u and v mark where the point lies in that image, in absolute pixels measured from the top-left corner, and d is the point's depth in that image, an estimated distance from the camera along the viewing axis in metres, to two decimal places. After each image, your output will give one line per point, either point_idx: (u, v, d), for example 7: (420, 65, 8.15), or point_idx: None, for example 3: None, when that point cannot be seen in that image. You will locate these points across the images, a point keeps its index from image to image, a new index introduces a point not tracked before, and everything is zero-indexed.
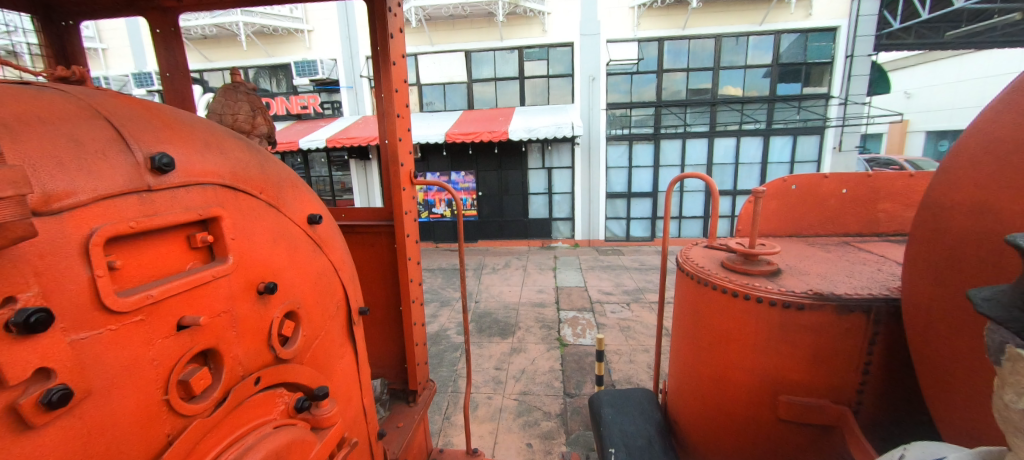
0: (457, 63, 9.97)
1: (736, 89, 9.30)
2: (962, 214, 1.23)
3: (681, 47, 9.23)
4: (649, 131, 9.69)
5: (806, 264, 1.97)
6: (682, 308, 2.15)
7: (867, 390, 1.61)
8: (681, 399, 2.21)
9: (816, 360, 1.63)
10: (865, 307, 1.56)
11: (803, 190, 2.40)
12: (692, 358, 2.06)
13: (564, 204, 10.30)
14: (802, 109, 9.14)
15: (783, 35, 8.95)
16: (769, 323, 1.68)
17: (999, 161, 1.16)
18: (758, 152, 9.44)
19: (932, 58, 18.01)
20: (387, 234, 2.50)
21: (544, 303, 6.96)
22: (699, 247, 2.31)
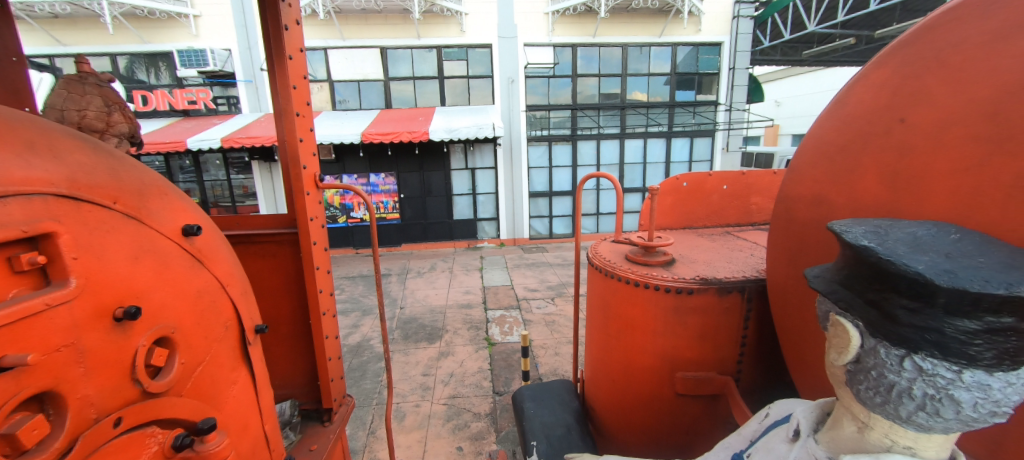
0: (372, 60, 9.53)
1: (642, 95, 10.11)
2: (805, 205, 1.48)
3: (592, 54, 9.80)
4: (567, 133, 10.14)
5: (695, 253, 2.21)
6: (593, 300, 2.27)
7: (744, 360, 1.85)
8: (596, 386, 2.35)
9: (704, 338, 1.84)
10: (740, 288, 1.79)
11: (693, 187, 2.69)
12: (603, 346, 2.20)
13: (488, 204, 10.37)
14: (696, 114, 10.25)
15: (679, 47, 9.88)
16: (666, 308, 1.85)
17: (828, 159, 1.41)
18: (661, 152, 10.38)
19: (793, 72, 21.26)
20: (291, 243, 2.30)
21: (471, 304, 6.94)
22: (607, 242, 2.46)
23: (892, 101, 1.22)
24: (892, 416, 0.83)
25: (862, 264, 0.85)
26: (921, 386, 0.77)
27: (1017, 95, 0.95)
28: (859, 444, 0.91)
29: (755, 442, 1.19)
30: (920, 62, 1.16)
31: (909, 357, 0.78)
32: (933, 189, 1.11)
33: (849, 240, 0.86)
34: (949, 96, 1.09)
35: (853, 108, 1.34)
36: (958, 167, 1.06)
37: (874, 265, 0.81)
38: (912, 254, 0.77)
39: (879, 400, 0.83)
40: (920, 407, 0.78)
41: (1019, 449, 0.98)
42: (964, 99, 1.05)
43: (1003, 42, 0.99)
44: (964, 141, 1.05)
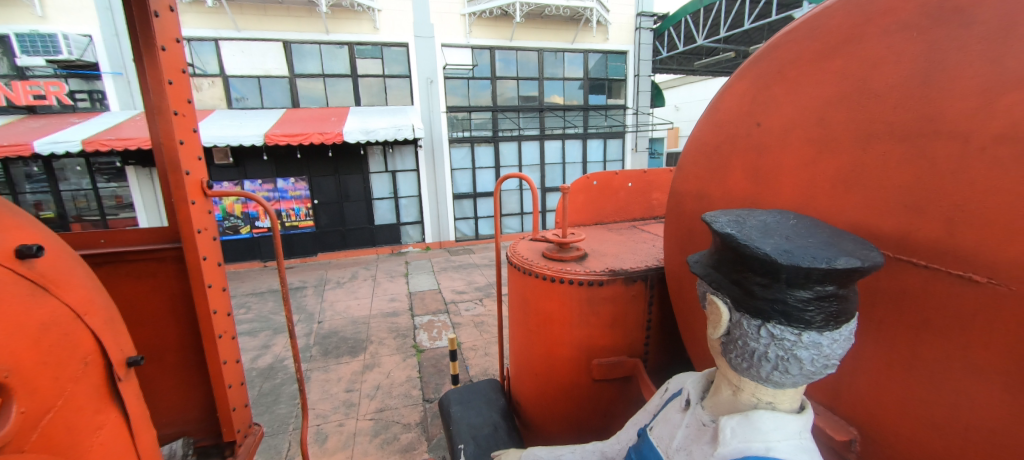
0: (273, 54, 8.72)
1: (558, 98, 10.56)
2: (691, 200, 1.67)
3: (510, 57, 9.99)
4: (488, 134, 10.22)
5: (605, 246, 2.37)
6: (514, 298, 2.32)
7: (651, 342, 2.03)
8: (520, 381, 2.41)
9: (615, 325, 1.99)
10: (643, 277, 1.96)
11: (602, 186, 2.90)
12: (525, 341, 2.26)
13: (411, 207, 10.07)
14: (608, 117, 10.97)
15: (589, 54, 10.47)
16: (580, 300, 1.96)
17: (706, 159, 1.60)
18: (578, 152, 10.93)
19: (688, 80, 23.69)
20: (175, 260, 2.02)
21: (397, 312, 6.67)
22: (525, 241, 2.53)
23: (750, 108, 1.43)
24: (756, 378, 0.97)
25: (726, 248, 0.98)
26: (773, 349, 0.91)
27: (838, 104, 1.16)
28: (734, 405, 1.05)
29: (655, 416, 1.33)
30: (769, 75, 1.36)
31: (764, 326, 0.92)
32: (782, 183, 1.32)
33: (717, 228, 0.98)
34: (791, 104, 1.30)
35: (723, 113, 1.54)
36: (801, 164, 1.26)
37: (735, 249, 0.94)
38: (762, 238, 0.91)
39: (745, 365, 0.97)
40: (773, 366, 0.92)
41: (850, 396, 1.20)
42: (801, 107, 1.26)
43: (826, 60, 1.20)
44: (804, 142, 1.25)
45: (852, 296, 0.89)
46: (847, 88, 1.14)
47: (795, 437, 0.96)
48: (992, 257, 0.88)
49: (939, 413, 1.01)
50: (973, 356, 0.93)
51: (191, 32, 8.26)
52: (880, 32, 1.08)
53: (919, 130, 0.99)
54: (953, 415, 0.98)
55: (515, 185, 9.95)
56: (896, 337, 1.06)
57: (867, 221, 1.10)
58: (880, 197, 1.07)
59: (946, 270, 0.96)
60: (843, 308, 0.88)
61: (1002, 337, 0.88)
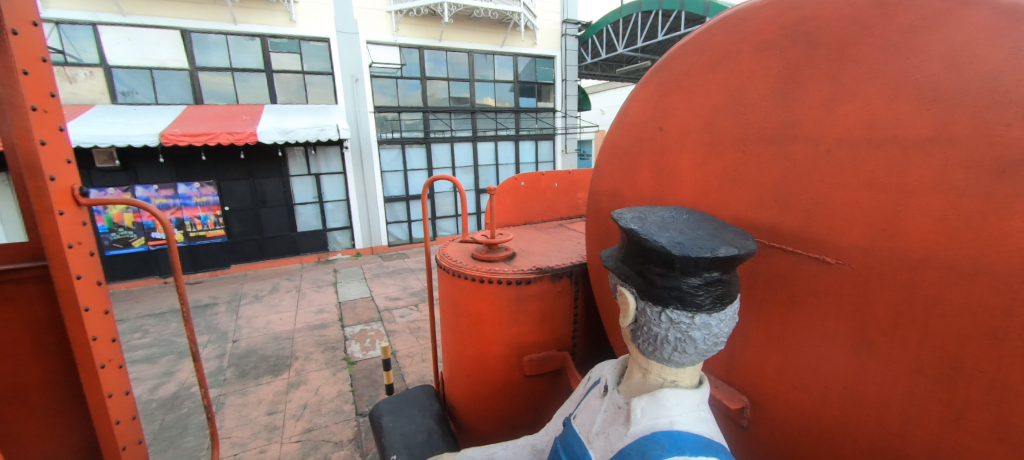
0: (169, 44, 7.77)
1: (490, 100, 10.62)
2: (607, 199, 1.79)
3: (439, 57, 9.86)
4: (420, 135, 9.98)
5: (532, 245, 2.44)
6: (445, 300, 2.31)
7: (578, 335, 2.14)
8: (454, 384, 2.39)
9: (542, 321, 2.05)
10: (567, 273, 2.04)
11: (529, 187, 2.98)
12: (457, 343, 2.25)
13: (338, 212, 9.54)
14: (538, 119, 11.27)
15: (519, 58, 10.67)
16: (508, 299, 2.00)
17: (618, 160, 1.73)
18: (511, 153, 11.06)
19: (613, 87, 25.09)
20: (39, 281, 1.71)
21: (325, 324, 6.27)
22: (454, 243, 2.52)
23: (653, 114, 1.57)
24: (660, 360, 1.06)
25: (631, 244, 1.07)
26: (672, 332, 1.01)
27: (723, 111, 1.31)
28: (644, 387, 1.15)
29: (578, 404, 1.41)
30: (668, 84, 1.50)
31: (664, 312, 1.01)
32: (680, 181, 1.46)
33: (623, 224, 1.06)
34: (685, 110, 1.44)
35: (632, 118, 1.67)
36: (696, 164, 1.41)
37: (637, 243, 1.02)
38: (660, 232, 1.01)
39: (650, 349, 1.06)
40: (673, 348, 1.02)
41: (739, 369, 1.36)
42: (693, 114, 1.41)
43: (713, 71, 1.35)
44: (697, 144, 1.40)
45: (734, 280, 1.01)
46: (728, 98, 1.30)
47: (695, 410, 1.07)
48: (838, 241, 1.06)
49: (803, 377, 1.18)
50: (829, 324, 1.10)
51: (60, 13, 7.07)
52: (753, 48, 1.24)
53: (783, 134, 1.16)
54: (816, 376, 1.15)
55: (447, 187, 9.82)
56: (771, 314, 1.23)
57: (747, 214, 1.26)
58: (756, 193, 1.24)
59: (806, 253, 1.12)
60: (728, 291, 0.99)
61: (848, 306, 1.05)
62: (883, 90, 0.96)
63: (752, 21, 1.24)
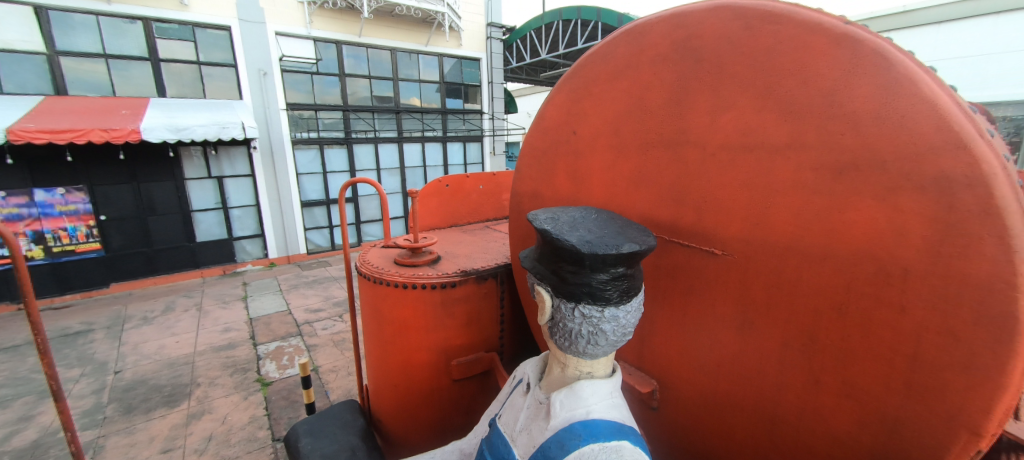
0: (19, 23, 6.56)
1: (415, 100, 10.31)
2: (528, 200, 1.85)
3: (359, 54, 9.38)
4: (340, 135, 9.39)
5: (458, 248, 2.43)
6: (367, 309, 2.20)
7: (506, 335, 2.17)
8: (379, 395, 2.29)
9: (468, 323, 2.06)
10: (493, 274, 2.06)
11: (453, 188, 2.96)
12: (381, 353, 2.16)
13: (247, 219, 8.64)
14: (466, 121, 11.20)
15: (444, 58, 10.52)
16: (434, 304, 1.97)
17: (537, 161, 1.79)
18: (438, 155, 10.86)
19: (538, 91, 25.81)
20: None
21: (233, 344, 5.63)
22: (376, 249, 2.42)
23: (566, 119, 1.65)
24: (576, 353, 1.12)
25: (545, 244, 1.10)
26: (585, 326, 1.07)
27: (627, 118, 1.42)
28: (563, 380, 1.20)
29: (503, 403, 1.43)
30: (579, 90, 1.58)
31: (577, 307, 1.06)
32: (592, 183, 1.55)
33: (537, 225, 1.10)
34: (595, 116, 1.53)
35: (548, 121, 1.73)
36: (605, 166, 1.50)
37: (550, 243, 1.07)
38: (570, 232, 1.06)
39: (567, 343, 1.12)
40: (586, 341, 1.08)
41: (649, 355, 1.48)
42: (601, 119, 1.51)
43: (618, 80, 1.45)
44: (606, 148, 1.49)
45: (638, 274, 1.08)
46: (630, 105, 1.41)
47: (609, 397, 1.13)
48: (722, 234, 1.20)
49: (700, 358, 1.31)
50: (719, 309, 1.24)
51: None
52: (650, 61, 1.35)
53: (677, 139, 1.28)
54: (709, 356, 1.29)
55: (371, 190, 9.35)
56: (672, 301, 1.36)
57: (650, 212, 1.38)
58: (655, 193, 1.35)
59: (698, 246, 1.26)
60: (632, 284, 1.06)
61: (731, 291, 1.20)
62: (752, 102, 1.10)
63: (647, 36, 1.35)
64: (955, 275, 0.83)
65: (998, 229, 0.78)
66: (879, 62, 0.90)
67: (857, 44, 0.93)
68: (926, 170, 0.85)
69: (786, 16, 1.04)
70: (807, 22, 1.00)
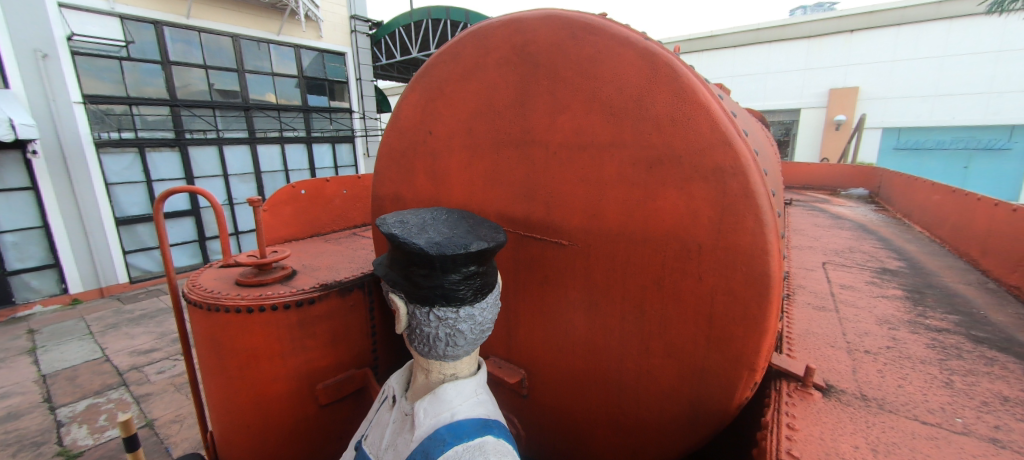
0: None
1: (269, 95, 9.07)
2: (390, 204, 1.78)
3: (189, 39, 7.84)
4: (169, 135, 7.74)
5: (319, 259, 2.22)
6: (202, 343, 1.85)
7: (379, 347, 2.05)
8: (227, 442, 1.95)
9: (335, 341, 1.89)
10: (358, 284, 1.93)
11: (311, 194, 2.72)
12: (224, 393, 1.83)
13: (31, 246, 6.64)
14: (333, 120, 10.28)
15: (302, 50, 9.47)
16: (288, 325, 1.75)
17: (396, 163, 1.72)
18: (302, 158, 9.76)
19: None
20: None
21: (15, 413, 4.22)
22: (211, 270, 2.05)
23: (420, 119, 1.61)
24: (437, 357, 1.11)
25: (397, 250, 1.06)
26: (442, 329, 1.05)
27: (478, 118, 1.44)
28: (427, 386, 1.18)
29: (370, 420, 1.35)
30: (431, 90, 1.55)
31: (432, 311, 1.04)
32: (453, 183, 1.55)
33: (385, 230, 1.05)
34: (449, 115, 1.52)
35: (403, 121, 1.67)
36: (462, 166, 1.51)
37: (400, 247, 1.03)
38: (421, 234, 1.03)
39: (426, 349, 1.10)
40: (446, 343, 1.07)
41: (516, 346, 1.54)
42: (456, 118, 1.50)
43: (467, 81, 1.45)
44: (461, 148, 1.51)
45: (492, 271, 1.10)
46: (482, 105, 1.43)
47: (473, 395, 1.14)
48: (567, 226, 1.30)
49: (561, 342, 1.41)
50: (570, 294, 1.34)
51: None
52: (495, 63, 1.38)
53: (523, 139, 1.35)
54: (567, 338, 1.39)
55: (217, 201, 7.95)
56: (531, 292, 1.43)
57: (505, 209, 1.43)
58: (508, 190, 1.41)
59: (548, 239, 1.34)
60: (486, 281, 1.08)
61: (579, 276, 1.31)
62: (580, 104, 1.22)
63: (490, 39, 1.38)
64: (733, 246, 1.03)
65: (754, 208, 0.99)
66: (671, 73, 1.06)
67: (654, 57, 1.08)
68: (707, 163, 1.04)
69: (602, 29, 1.15)
70: (618, 35, 1.12)
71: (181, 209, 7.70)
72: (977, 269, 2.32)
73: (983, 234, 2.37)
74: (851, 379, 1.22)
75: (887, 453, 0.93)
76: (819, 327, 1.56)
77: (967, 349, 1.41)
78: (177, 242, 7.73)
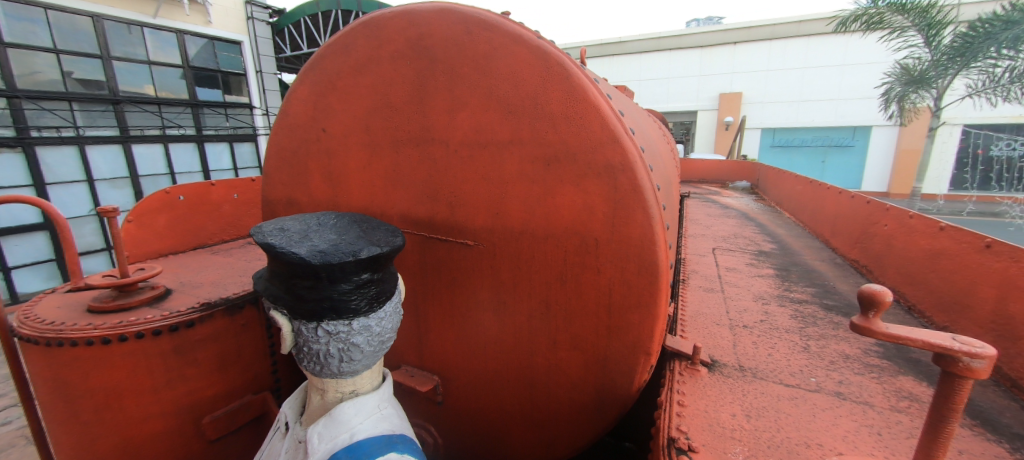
0: None
1: (147, 88, 7.87)
2: (283, 208, 1.62)
3: (33, 17, 6.68)
4: (9, 133, 6.41)
5: (202, 275, 1.96)
6: (40, 386, 1.51)
7: (280, 368, 1.87)
8: None
9: (223, 366, 1.67)
10: (251, 301, 1.73)
11: (193, 200, 2.41)
12: (77, 443, 1.52)
13: None
14: (230, 117, 9.13)
15: (185, 37, 8.35)
16: (161, 354, 1.51)
17: (287, 164, 1.57)
18: (193, 160, 8.54)
19: None
20: None
21: None
22: (54, 297, 1.70)
23: (311, 115, 1.47)
24: (332, 375, 1.01)
25: (276, 262, 0.94)
26: (333, 345, 0.97)
27: (374, 114, 1.35)
28: (324, 408, 1.08)
29: (262, 452, 1.20)
30: (322, 83, 1.42)
31: (320, 327, 0.95)
32: (352, 185, 1.45)
33: (260, 239, 0.93)
34: (343, 112, 1.41)
35: (292, 118, 1.51)
36: (360, 166, 1.42)
37: (278, 258, 0.92)
38: (303, 242, 0.94)
39: (318, 367, 1.00)
40: (339, 360, 0.99)
41: (427, 351, 1.48)
42: (350, 114, 1.40)
43: (360, 75, 1.35)
44: (358, 147, 1.41)
45: (390, 278, 1.04)
46: (378, 102, 1.34)
47: (376, 411, 1.06)
48: (471, 225, 1.27)
49: (474, 344, 1.38)
50: (480, 294, 1.32)
51: None
52: (389, 56, 1.30)
53: (423, 138, 1.29)
54: (480, 339, 1.36)
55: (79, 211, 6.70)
56: (440, 294, 1.39)
57: (408, 210, 1.37)
58: (410, 191, 1.35)
59: (454, 240, 1.31)
60: (383, 289, 1.01)
61: (487, 276, 1.29)
62: (479, 101, 1.19)
63: (382, 31, 1.29)
64: (626, 239, 1.08)
65: (641, 202, 1.05)
66: (563, 73, 1.07)
67: (546, 55, 1.09)
68: (599, 160, 1.07)
69: (496, 26, 1.13)
70: (511, 33, 1.11)
71: (30, 222, 6.37)
72: (829, 246, 2.74)
73: (833, 217, 2.82)
74: (731, 352, 1.36)
75: (758, 416, 1.05)
76: (707, 307, 1.73)
77: (820, 316, 1.66)
78: (27, 262, 6.41)
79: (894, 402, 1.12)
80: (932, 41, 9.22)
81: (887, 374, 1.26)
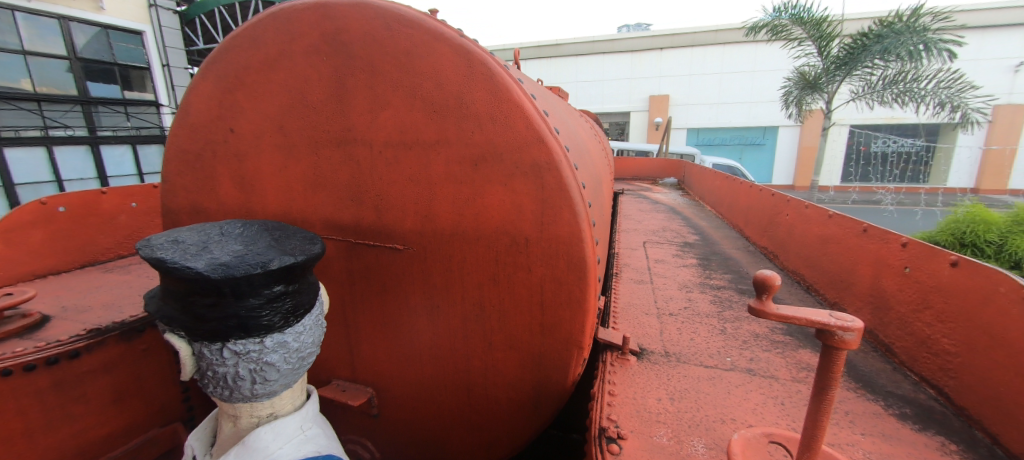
0: None
1: (26, 82, 7.52)
2: (187, 216, 1.47)
3: None
4: None
5: (90, 297, 1.71)
6: None
7: (192, 394, 1.70)
8: None
9: (120, 399, 1.47)
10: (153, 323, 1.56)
11: (78, 211, 2.10)
12: None
13: None
14: (131, 116, 8.71)
15: (71, 24, 7.90)
16: (37, 392, 1.28)
17: (189, 168, 1.41)
18: (86, 164, 8.09)
19: None
20: None
21: None
22: None
23: (216, 114, 1.33)
24: (244, 399, 0.93)
25: (171, 280, 0.84)
26: (243, 366, 0.88)
27: (289, 113, 1.26)
28: (237, 436, 0.99)
29: None
30: (228, 79, 1.29)
31: (226, 347, 0.86)
32: (269, 190, 1.34)
33: (147, 254, 0.82)
34: (254, 111, 1.30)
35: (192, 117, 1.36)
36: (276, 169, 1.31)
37: (170, 274, 0.82)
38: (202, 254, 0.85)
39: (226, 393, 0.91)
40: (252, 381, 0.91)
41: (360, 363, 1.40)
42: (262, 114, 1.29)
43: (271, 71, 1.25)
44: (272, 148, 1.30)
45: (307, 289, 0.96)
46: (294, 100, 1.25)
47: (299, 433, 0.99)
48: (400, 230, 1.23)
49: (409, 351, 1.33)
50: (412, 300, 1.28)
51: None
52: (302, 52, 1.21)
53: (344, 139, 1.22)
54: (415, 346, 1.32)
55: None
56: (370, 302, 1.32)
57: (332, 216, 1.29)
58: (333, 196, 1.27)
59: (382, 245, 1.26)
60: (300, 302, 0.93)
61: (419, 282, 1.25)
62: (403, 100, 1.15)
63: (293, 24, 1.19)
64: (555, 237, 1.10)
65: (568, 200, 1.07)
66: (487, 73, 1.06)
67: (470, 53, 1.07)
68: (527, 159, 1.08)
69: (417, 23, 1.09)
70: (433, 30, 1.08)
71: None
72: (744, 235, 3.00)
73: (745, 208, 3.09)
74: (657, 340, 1.44)
75: (680, 399, 1.12)
76: (638, 298, 1.82)
77: (735, 299, 1.81)
78: None
79: (795, 374, 1.24)
80: (824, 51, 10.44)
81: (790, 349, 1.40)
